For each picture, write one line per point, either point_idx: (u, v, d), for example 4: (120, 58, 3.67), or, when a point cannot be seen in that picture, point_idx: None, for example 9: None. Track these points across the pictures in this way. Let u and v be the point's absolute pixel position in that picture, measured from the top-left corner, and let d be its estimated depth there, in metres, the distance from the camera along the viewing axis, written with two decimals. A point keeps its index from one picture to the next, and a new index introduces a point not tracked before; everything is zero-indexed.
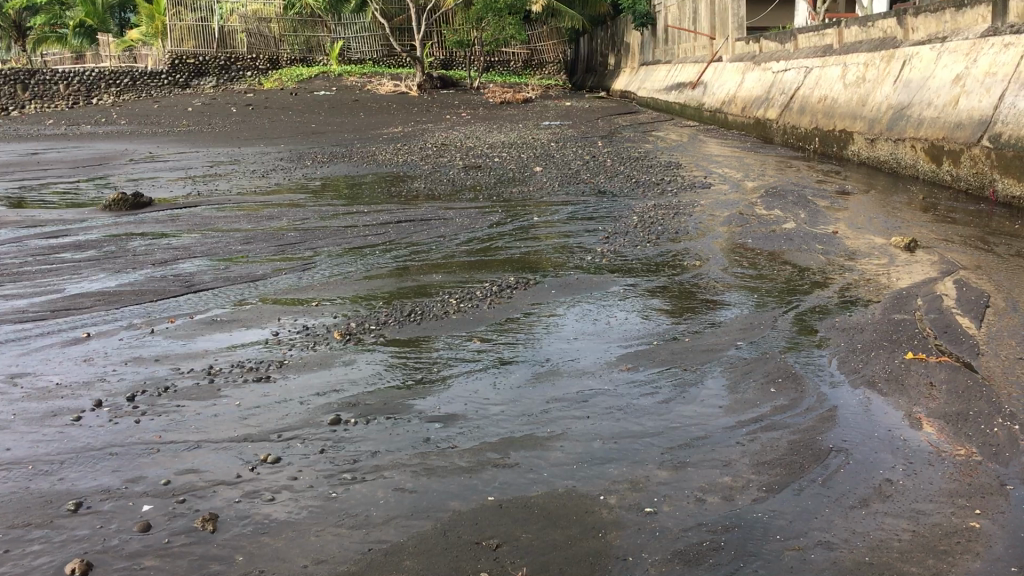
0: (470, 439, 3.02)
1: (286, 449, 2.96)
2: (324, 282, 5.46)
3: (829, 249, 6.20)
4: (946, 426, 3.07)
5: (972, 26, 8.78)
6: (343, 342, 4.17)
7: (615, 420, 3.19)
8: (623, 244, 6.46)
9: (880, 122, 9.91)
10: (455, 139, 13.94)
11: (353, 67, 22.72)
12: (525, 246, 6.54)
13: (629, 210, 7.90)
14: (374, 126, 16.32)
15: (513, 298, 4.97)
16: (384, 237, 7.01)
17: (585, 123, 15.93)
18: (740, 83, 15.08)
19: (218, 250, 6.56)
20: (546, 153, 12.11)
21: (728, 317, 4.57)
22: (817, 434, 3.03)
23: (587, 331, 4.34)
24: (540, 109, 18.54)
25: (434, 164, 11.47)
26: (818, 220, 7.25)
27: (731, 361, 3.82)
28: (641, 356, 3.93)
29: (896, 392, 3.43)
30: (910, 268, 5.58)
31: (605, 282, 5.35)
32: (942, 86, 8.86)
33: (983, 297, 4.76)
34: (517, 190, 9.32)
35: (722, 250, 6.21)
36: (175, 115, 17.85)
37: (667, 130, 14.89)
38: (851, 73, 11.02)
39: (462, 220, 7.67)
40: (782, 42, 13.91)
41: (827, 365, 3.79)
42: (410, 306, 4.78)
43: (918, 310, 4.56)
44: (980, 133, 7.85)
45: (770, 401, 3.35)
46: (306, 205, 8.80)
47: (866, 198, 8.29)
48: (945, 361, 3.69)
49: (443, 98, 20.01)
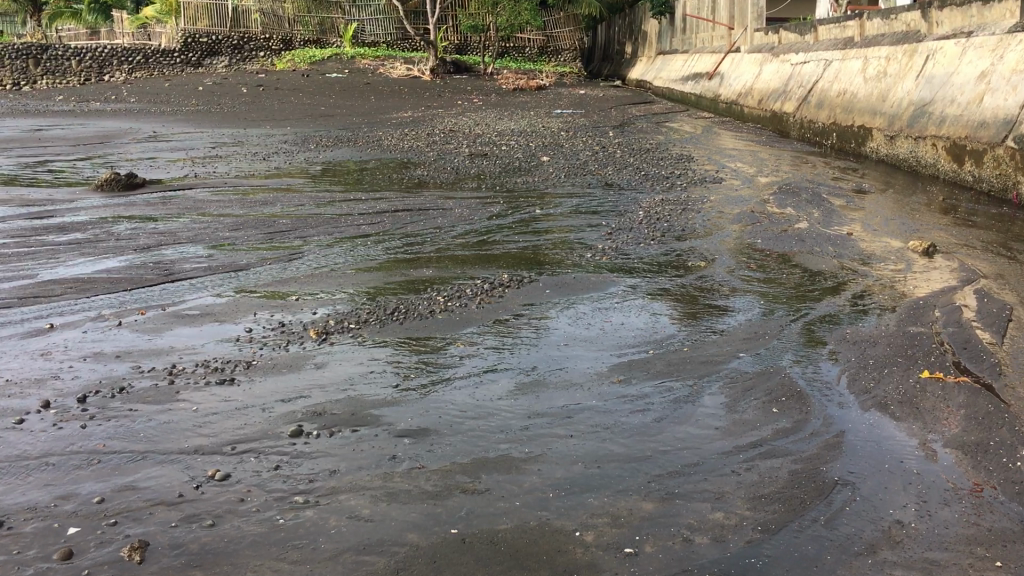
0: (439, 458, 2.76)
1: (238, 464, 2.70)
2: (309, 274, 5.21)
3: (842, 251, 5.92)
4: (965, 458, 2.80)
5: (998, 21, 8.45)
6: (318, 342, 3.92)
7: (601, 441, 2.92)
8: (626, 241, 6.19)
9: (899, 119, 9.59)
10: (465, 125, 13.67)
11: (366, 49, 22.41)
12: (525, 240, 6.27)
13: (635, 204, 7.63)
14: (384, 110, 16.05)
15: (504, 296, 4.72)
16: (379, 226, 6.76)
17: (597, 112, 15.64)
18: (757, 75, 14.74)
19: (206, 236, 6.32)
20: (555, 142, 11.83)
21: (730, 324, 4.30)
22: (821, 464, 2.76)
23: (578, 337, 4.07)
24: (553, 97, 18.26)
25: (440, 151, 11.20)
26: (832, 219, 6.96)
27: (731, 376, 3.55)
28: (635, 366, 3.66)
29: (910, 416, 3.15)
30: (928, 274, 5.29)
31: (606, 282, 5.08)
32: (966, 83, 8.53)
33: (1005, 310, 4.47)
34: (523, 180, 9.06)
35: (729, 250, 5.93)
36: (185, 94, 17.64)
37: (681, 121, 14.58)
38: (872, 67, 10.68)
39: (462, 211, 7.40)
40: (802, 34, 13.57)
41: (835, 382, 3.50)
42: (395, 303, 4.53)
43: (936, 322, 4.27)
44: (1004, 132, 7.54)
45: (772, 423, 3.08)
46: (305, 191, 8.56)
47: (884, 198, 7.99)
48: (962, 382, 3.41)
49: (456, 83, 19.72)
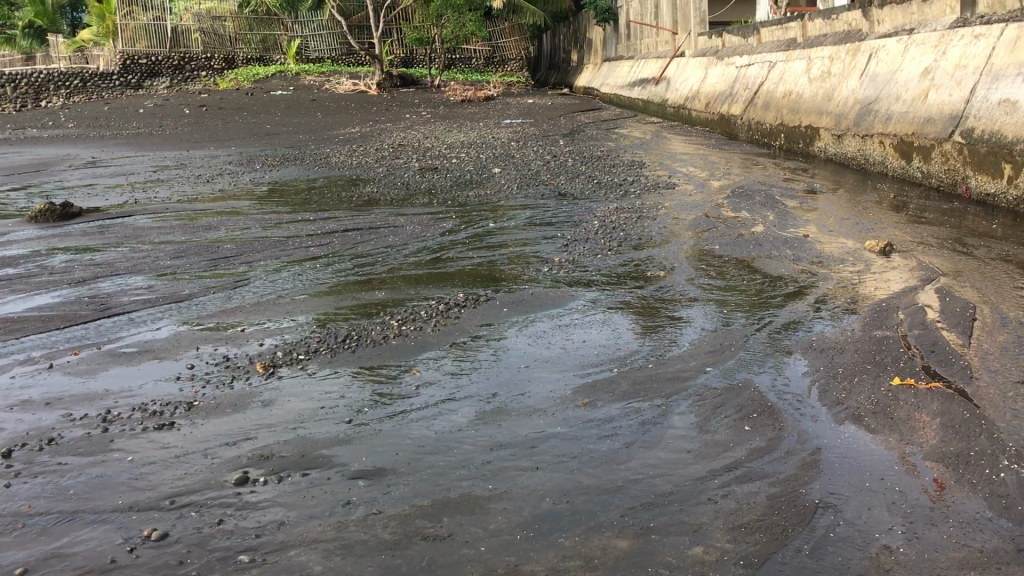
0: (397, 502, 2.58)
1: (177, 520, 2.50)
2: (256, 302, 4.99)
3: (800, 253, 5.85)
4: (946, 471, 2.68)
5: (940, 17, 8.50)
6: (264, 377, 3.71)
7: (569, 472, 2.76)
8: (582, 252, 6.05)
9: (846, 117, 9.60)
10: (414, 139, 13.47)
11: (311, 66, 22.16)
12: (479, 256, 6.11)
13: (589, 214, 7.50)
14: (331, 126, 15.78)
15: (460, 317, 4.54)
16: (328, 248, 6.55)
17: (547, 121, 15.55)
18: (703, 79, 14.76)
19: (146, 265, 6.06)
20: (506, 152, 11.69)
21: (692, 336, 4.18)
22: (800, 486, 2.62)
23: (539, 358, 3.91)
24: (501, 107, 18.14)
25: (389, 166, 11.00)
26: (787, 221, 6.90)
27: (699, 392, 3.40)
28: (599, 387, 3.51)
29: (886, 428, 3.03)
30: (886, 274, 5.22)
31: (565, 297, 4.93)
32: (910, 80, 8.56)
33: (968, 308, 4.40)
34: (474, 193, 8.88)
35: (687, 258, 5.82)
36: (125, 117, 17.19)
37: (630, 127, 14.54)
38: (816, 67, 10.72)
39: (413, 228, 7.21)
40: (745, 36, 13.61)
41: (806, 395, 3.38)
42: (347, 329, 4.33)
43: (900, 325, 4.17)
44: (951, 128, 7.56)
45: (746, 442, 2.94)
46: (250, 213, 8.30)
47: (836, 197, 7.97)
48: (935, 388, 3.30)
49: (404, 97, 19.49)
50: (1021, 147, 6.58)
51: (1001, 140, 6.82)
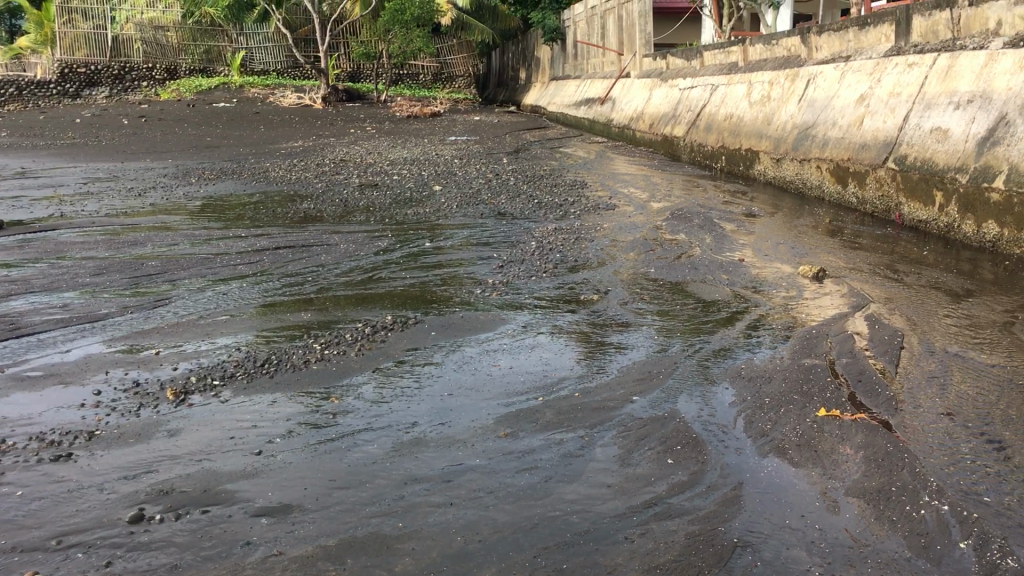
0: (300, 542, 2.46)
1: (62, 564, 2.36)
2: (174, 323, 4.81)
3: (734, 278, 5.83)
4: (867, 508, 2.64)
5: (875, 45, 8.64)
6: (174, 404, 3.55)
7: (484, 508, 2.66)
8: (516, 274, 5.97)
9: (785, 142, 9.69)
10: (356, 154, 13.32)
11: (255, 78, 21.92)
12: (413, 277, 5.99)
13: (527, 234, 7.44)
14: (273, 140, 15.54)
15: (386, 341, 4.42)
16: (257, 266, 6.38)
17: (492, 138, 15.51)
18: (647, 100, 14.86)
19: (63, 282, 5.84)
20: (448, 170, 11.59)
21: (622, 363, 4.11)
22: (719, 524, 2.56)
23: (463, 385, 3.81)
24: (447, 123, 18.05)
25: (329, 182, 10.84)
26: (723, 244, 6.90)
27: (624, 423, 3.33)
28: (523, 417, 3.41)
29: (809, 461, 2.99)
30: (818, 300, 5.22)
31: (496, 321, 4.84)
32: (846, 105, 8.67)
33: (897, 336, 4.40)
34: (413, 211, 8.77)
35: (622, 281, 5.78)
36: (60, 127, 16.75)
37: (575, 147, 14.55)
38: (756, 91, 10.85)
39: (347, 246, 7.07)
40: (689, 59, 13.73)
41: (732, 426, 3.32)
42: (266, 353, 4.18)
43: (829, 353, 4.15)
44: (885, 154, 7.66)
45: (668, 476, 2.87)
46: (180, 228, 8.07)
47: (772, 221, 8.01)
48: (860, 419, 3.27)
49: (349, 112, 19.31)
50: (951, 174, 6.69)
51: (933, 168, 6.93)
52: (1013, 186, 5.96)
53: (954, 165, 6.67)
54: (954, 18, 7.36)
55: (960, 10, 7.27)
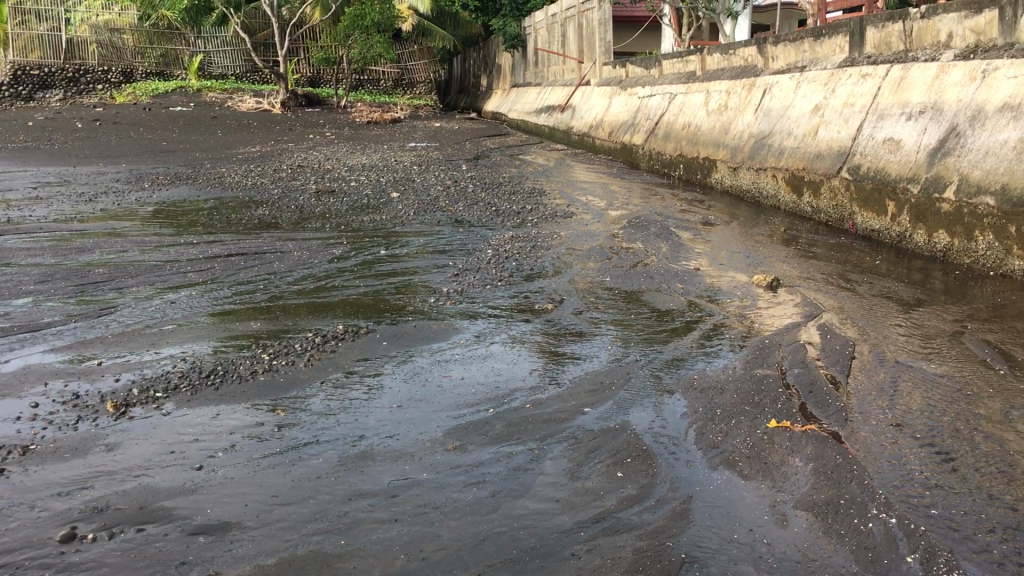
0: (239, 561, 2.38)
1: None
2: (118, 332, 4.69)
3: (689, 287, 5.83)
4: (816, 522, 2.63)
5: (829, 56, 8.73)
6: (114, 417, 3.44)
7: (429, 524, 2.60)
8: (471, 283, 5.92)
9: (741, 151, 9.76)
10: (314, 160, 13.18)
11: (213, 82, 21.66)
12: (366, 285, 5.91)
13: (484, 242, 7.39)
14: (229, 144, 15.33)
15: (336, 351, 4.34)
16: (208, 274, 6.26)
17: (452, 145, 15.45)
18: (607, 108, 14.91)
19: (6, 290, 5.67)
20: (406, 177, 11.51)
21: (574, 373, 4.08)
22: (667, 539, 2.53)
23: (413, 397, 3.74)
24: (407, 130, 17.96)
25: (285, 188, 10.70)
26: (679, 253, 6.91)
27: (575, 436, 3.29)
28: (472, 429, 3.36)
29: (759, 474, 2.97)
30: (772, 310, 5.23)
31: (449, 331, 4.78)
32: (801, 115, 8.76)
33: (848, 346, 4.42)
34: (369, 218, 8.68)
35: (578, 290, 5.75)
36: (10, 129, 16.37)
37: (535, 154, 14.55)
38: (714, 100, 10.93)
39: (301, 254, 6.96)
40: (648, 67, 13.79)
41: (682, 438, 3.30)
42: (212, 364, 4.08)
43: (781, 363, 4.16)
44: (839, 164, 7.73)
45: (617, 490, 2.84)
46: (131, 234, 7.90)
47: (729, 229, 8.05)
48: (810, 431, 3.26)
49: (308, 117, 19.14)
50: (903, 184, 6.77)
51: (886, 178, 7.01)
52: (963, 197, 6.05)
53: (906, 176, 6.76)
54: (907, 30, 7.44)
55: (912, 22, 7.36)
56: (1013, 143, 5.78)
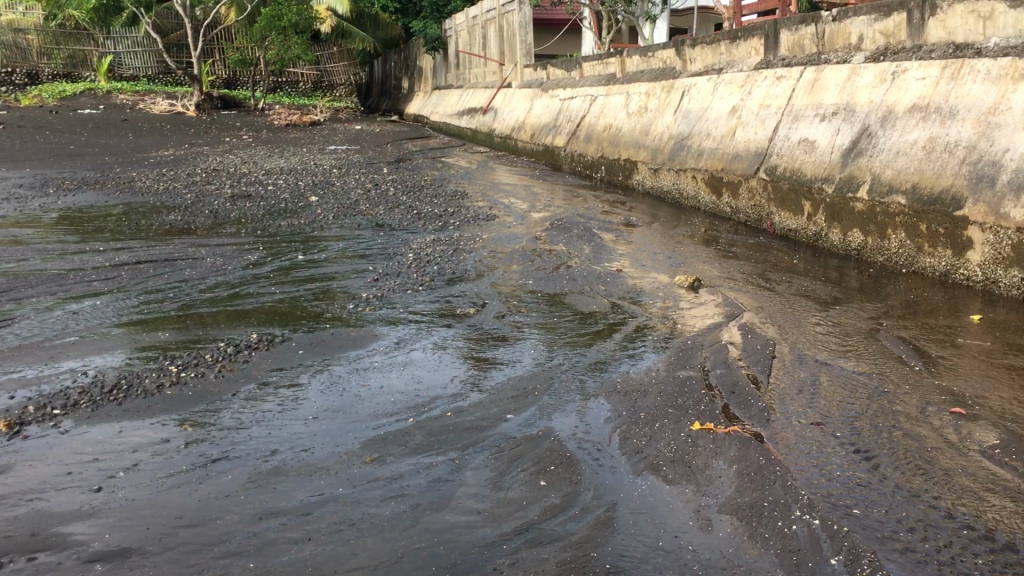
0: None
1: None
2: (15, 347, 4.42)
3: (612, 289, 5.80)
4: (740, 526, 2.60)
5: (745, 58, 8.84)
6: (6, 438, 3.23)
7: (344, 542, 2.48)
8: (392, 288, 5.79)
9: (661, 152, 9.82)
10: (229, 164, 12.83)
11: (123, 84, 20.97)
12: (283, 292, 5.73)
13: (405, 246, 7.26)
14: (141, 148, 14.83)
15: (249, 361, 4.18)
16: (114, 282, 5.99)
17: (373, 147, 15.23)
18: (529, 110, 14.90)
19: None
20: (326, 180, 11.28)
21: (497, 379, 3.99)
22: (591, 549, 2.46)
23: (329, 408, 3.60)
24: (327, 132, 17.67)
25: (198, 192, 10.36)
26: (602, 255, 6.89)
27: (497, 444, 3.20)
28: (391, 440, 3.25)
29: (684, 478, 2.93)
30: (695, 310, 5.23)
31: (367, 337, 4.64)
32: (719, 117, 8.85)
33: (769, 346, 4.43)
34: (287, 223, 8.45)
35: (501, 293, 5.67)
36: None
37: (457, 156, 14.43)
38: (634, 102, 11.00)
39: (214, 260, 6.72)
40: (568, 70, 13.81)
41: (606, 443, 3.24)
42: (116, 378, 3.88)
43: (703, 364, 4.14)
44: (757, 164, 7.82)
45: (540, 500, 2.76)
46: (33, 243, 7.53)
47: (650, 230, 8.06)
48: (733, 432, 3.23)
49: (223, 120, 18.67)
50: (819, 185, 6.87)
51: (801, 178, 7.11)
52: (876, 196, 6.17)
53: (821, 176, 6.86)
54: (819, 33, 7.56)
55: (824, 25, 7.47)
56: (922, 143, 5.93)
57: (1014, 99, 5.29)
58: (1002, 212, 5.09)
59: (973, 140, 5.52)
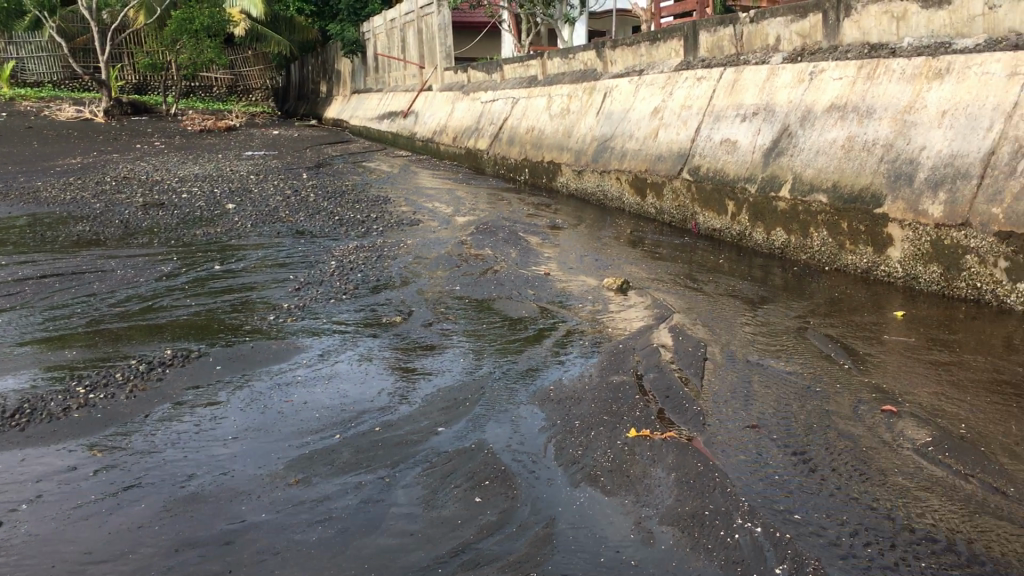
0: None
1: None
2: None
3: (541, 293, 5.73)
4: (682, 537, 2.53)
5: (666, 59, 8.88)
6: None
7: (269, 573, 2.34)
8: (314, 297, 5.60)
9: (585, 153, 9.80)
10: (140, 171, 12.39)
11: (27, 90, 20.18)
12: (199, 304, 5.50)
13: (327, 254, 7.07)
14: (46, 157, 14.23)
15: (164, 379, 3.96)
16: (17, 299, 5.68)
17: (291, 152, 14.91)
18: (450, 113, 14.76)
19: None
20: (243, 187, 10.97)
21: (426, 390, 3.86)
22: (531, 569, 2.36)
23: (249, 427, 3.42)
24: (244, 138, 17.24)
25: (107, 201, 9.96)
26: (529, 259, 6.81)
27: (428, 459, 3.07)
28: (317, 459, 3.09)
29: (622, 489, 2.85)
30: (624, 313, 5.18)
31: (290, 350, 4.46)
32: (641, 118, 8.86)
33: (700, 348, 4.40)
34: (202, 232, 8.16)
35: (427, 300, 5.54)
36: None
37: (378, 161, 14.22)
38: (556, 104, 10.97)
39: (125, 272, 6.43)
40: (489, 72, 13.73)
41: (542, 454, 3.15)
42: (18, 402, 3.63)
43: (635, 368, 4.07)
44: (680, 165, 7.85)
45: (476, 518, 2.65)
46: None
47: (576, 232, 8.02)
48: (670, 439, 3.17)
49: (134, 126, 18.07)
50: (741, 184, 6.91)
51: (724, 177, 7.15)
52: (798, 195, 6.23)
53: (743, 176, 6.91)
54: (737, 34, 7.62)
55: (742, 26, 7.53)
56: (841, 142, 6.00)
57: (929, 97, 5.38)
58: (921, 209, 5.17)
59: (890, 139, 5.61)
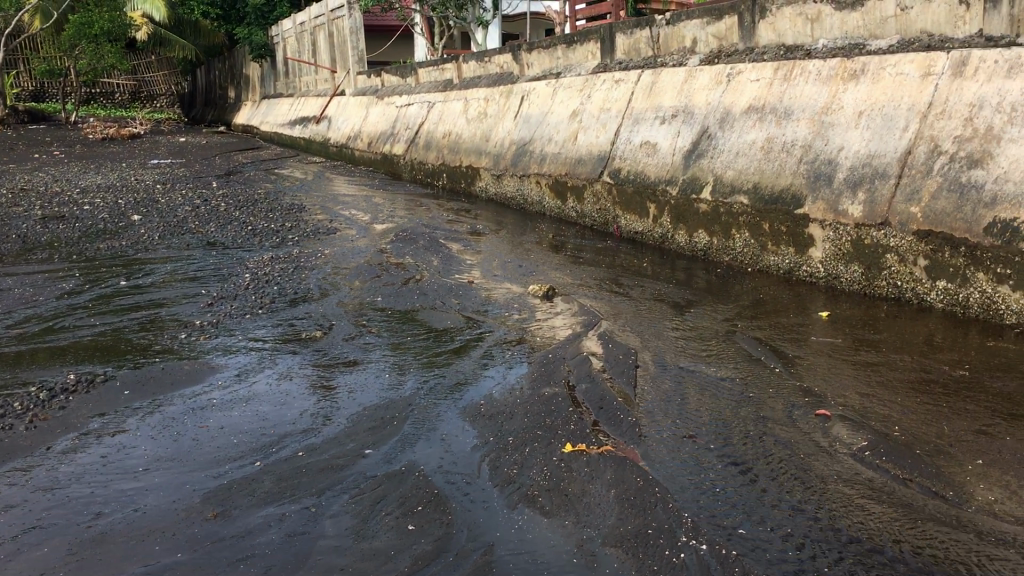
0: None
1: None
2: None
3: (465, 302, 5.59)
4: (627, 559, 2.42)
5: (583, 62, 8.85)
6: None
7: None
8: (228, 313, 5.35)
9: (503, 158, 9.70)
10: (38, 182, 11.79)
11: None
12: (103, 324, 5.19)
13: (240, 266, 6.80)
14: None
15: (67, 407, 3.69)
16: None
17: (200, 161, 14.42)
18: (364, 118, 14.50)
19: None
20: (149, 197, 10.53)
21: (350, 410, 3.68)
22: None
23: (161, 458, 3.19)
24: (149, 146, 16.62)
25: (2, 215, 9.42)
26: (451, 266, 6.66)
27: (356, 485, 2.91)
28: (236, 490, 2.90)
29: (562, 509, 2.73)
30: (551, 321, 5.08)
31: (203, 371, 4.22)
32: (560, 121, 8.81)
33: (631, 356, 4.32)
34: (106, 246, 7.76)
35: (347, 313, 5.35)
36: None
37: (290, 167, 13.85)
38: (472, 108, 10.85)
39: (22, 291, 6.05)
40: (403, 76, 13.54)
41: (476, 475, 3.01)
42: None
43: (567, 379, 3.97)
44: (600, 168, 7.80)
45: (410, 548, 2.50)
46: None
47: (497, 238, 7.90)
48: (607, 453, 3.07)
49: (31, 135, 17.26)
50: (662, 187, 6.90)
51: (645, 180, 7.13)
52: (719, 196, 6.23)
53: (664, 178, 6.89)
54: (654, 36, 7.63)
55: (659, 29, 7.55)
56: (760, 143, 6.02)
57: (846, 98, 5.43)
58: (840, 209, 5.21)
59: (808, 139, 5.64)
